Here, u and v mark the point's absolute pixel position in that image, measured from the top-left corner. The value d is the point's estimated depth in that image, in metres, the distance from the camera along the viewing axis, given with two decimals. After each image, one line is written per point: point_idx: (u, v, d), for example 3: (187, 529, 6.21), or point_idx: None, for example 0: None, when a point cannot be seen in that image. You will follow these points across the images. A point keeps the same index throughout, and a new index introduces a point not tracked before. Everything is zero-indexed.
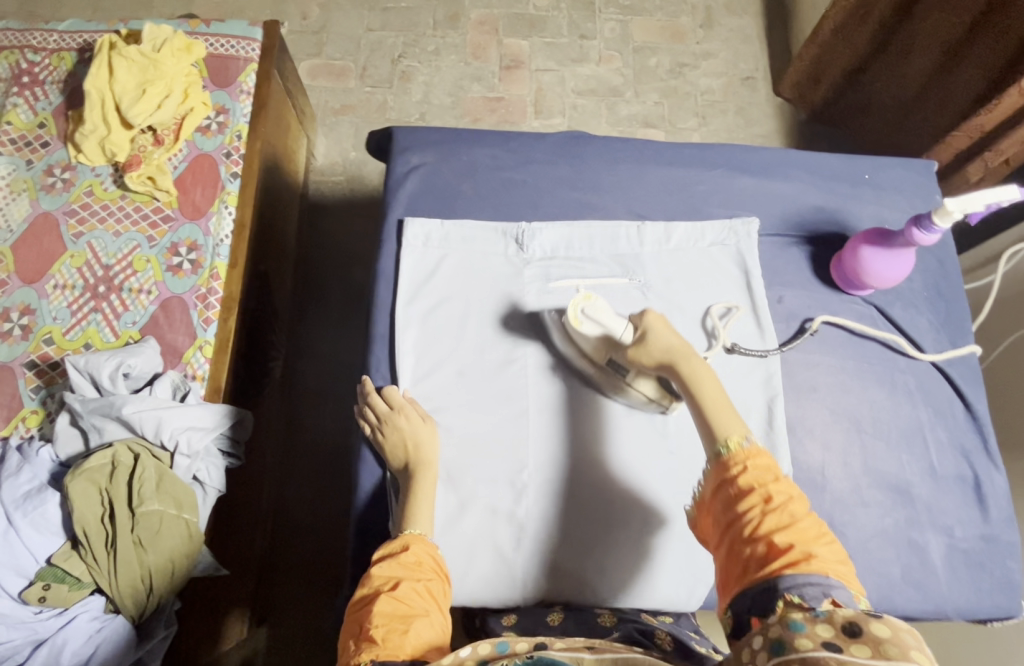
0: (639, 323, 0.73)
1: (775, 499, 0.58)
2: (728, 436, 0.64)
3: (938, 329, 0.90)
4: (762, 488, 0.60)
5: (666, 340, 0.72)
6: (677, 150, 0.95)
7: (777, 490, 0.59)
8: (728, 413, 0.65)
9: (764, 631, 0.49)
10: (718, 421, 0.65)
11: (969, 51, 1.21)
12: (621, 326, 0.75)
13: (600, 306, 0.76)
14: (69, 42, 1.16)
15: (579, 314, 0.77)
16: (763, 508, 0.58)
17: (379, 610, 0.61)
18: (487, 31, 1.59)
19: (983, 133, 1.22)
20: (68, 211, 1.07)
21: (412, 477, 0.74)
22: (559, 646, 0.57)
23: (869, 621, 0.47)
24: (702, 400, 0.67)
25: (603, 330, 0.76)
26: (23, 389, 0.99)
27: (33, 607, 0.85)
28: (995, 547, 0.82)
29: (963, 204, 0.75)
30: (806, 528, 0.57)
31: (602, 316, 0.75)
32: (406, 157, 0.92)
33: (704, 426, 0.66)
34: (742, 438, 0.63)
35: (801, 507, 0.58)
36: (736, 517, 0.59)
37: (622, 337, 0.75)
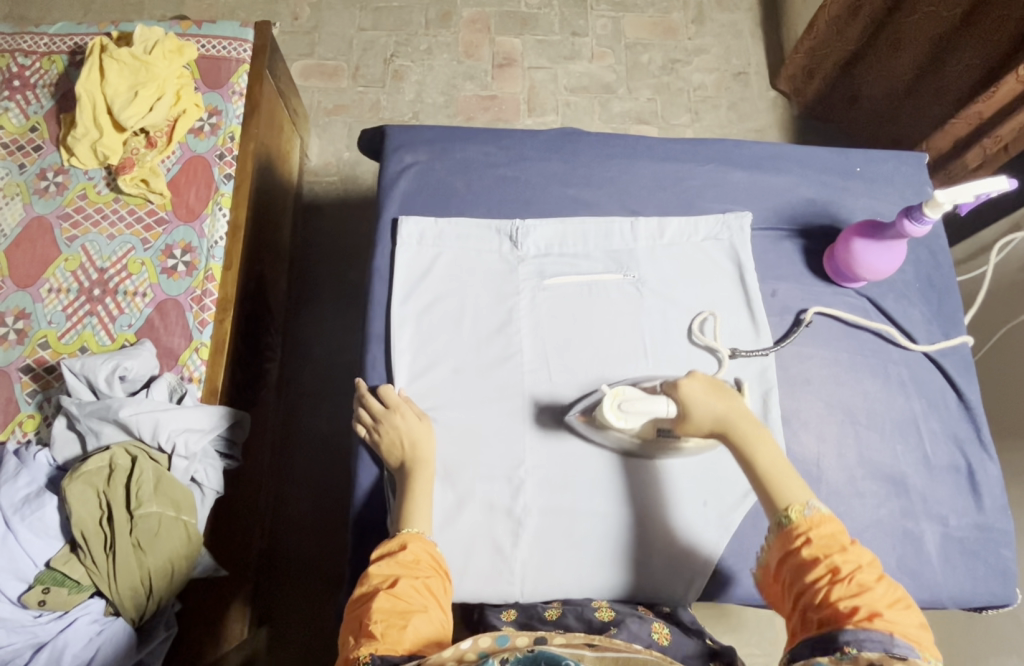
0: (679, 396, 0.71)
1: (842, 569, 0.60)
2: (789, 505, 0.66)
3: (931, 320, 0.90)
4: (828, 558, 0.61)
5: (711, 410, 0.70)
6: (669, 145, 0.95)
7: (845, 560, 0.61)
8: (790, 480, 0.68)
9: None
10: (781, 492, 0.67)
11: (964, 41, 1.20)
12: (662, 404, 0.72)
13: (631, 396, 0.74)
14: (60, 45, 1.16)
15: (617, 411, 0.74)
16: (830, 578, 0.60)
17: (378, 607, 0.62)
18: (479, 30, 1.59)
19: (982, 120, 1.22)
20: (61, 214, 1.07)
21: (409, 475, 0.74)
22: (558, 642, 0.58)
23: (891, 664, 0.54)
24: (759, 467, 0.69)
25: (648, 417, 0.73)
26: (19, 393, 0.99)
27: (32, 611, 0.84)
28: (989, 535, 0.83)
29: (953, 195, 0.76)
30: (877, 595, 0.59)
31: (641, 407, 0.73)
32: (400, 156, 0.92)
33: (765, 496, 0.68)
34: (803, 506, 0.65)
35: (870, 575, 0.60)
36: (804, 586, 0.61)
37: (668, 414, 0.72)
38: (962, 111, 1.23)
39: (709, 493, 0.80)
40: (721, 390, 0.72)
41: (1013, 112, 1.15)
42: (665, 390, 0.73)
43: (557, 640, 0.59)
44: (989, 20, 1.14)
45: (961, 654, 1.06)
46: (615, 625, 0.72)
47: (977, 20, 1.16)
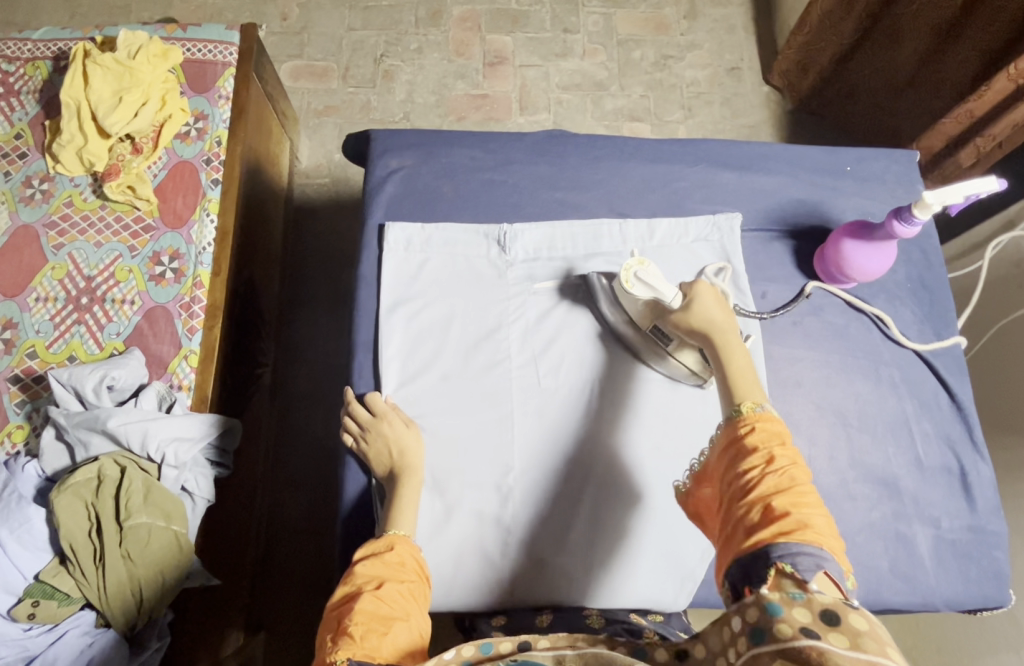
0: (689, 291, 0.73)
1: (778, 462, 0.56)
2: (742, 401, 0.63)
3: (923, 320, 0.90)
4: (766, 451, 0.57)
5: (707, 312, 0.71)
6: (658, 146, 0.94)
7: (781, 455, 0.57)
8: (751, 382, 0.64)
9: (743, 614, 0.50)
10: (738, 388, 0.63)
11: (964, 32, 1.18)
12: (672, 292, 0.77)
13: (654, 272, 0.78)
14: (43, 50, 1.15)
15: (631, 274, 0.78)
16: (765, 468, 0.56)
17: (360, 608, 0.61)
18: (470, 28, 1.58)
19: (972, 119, 1.19)
20: (48, 222, 1.06)
21: (397, 484, 0.74)
22: (542, 645, 0.56)
23: (846, 611, 0.47)
24: (727, 369, 0.66)
25: (653, 294, 0.77)
26: (8, 404, 0.98)
27: (22, 624, 0.84)
28: (982, 537, 0.82)
29: (942, 195, 0.75)
30: (806, 493, 0.55)
31: (654, 280, 0.77)
32: (385, 161, 0.91)
33: (726, 392, 0.64)
34: (755, 404, 0.62)
35: (803, 474, 0.57)
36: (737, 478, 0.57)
37: (671, 303, 0.76)
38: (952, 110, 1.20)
39: None
40: (729, 311, 0.72)
41: (1006, 110, 1.13)
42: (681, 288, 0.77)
43: (541, 643, 0.57)
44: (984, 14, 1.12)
45: (956, 652, 1.06)
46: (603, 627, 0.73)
47: (977, 11, 1.13)
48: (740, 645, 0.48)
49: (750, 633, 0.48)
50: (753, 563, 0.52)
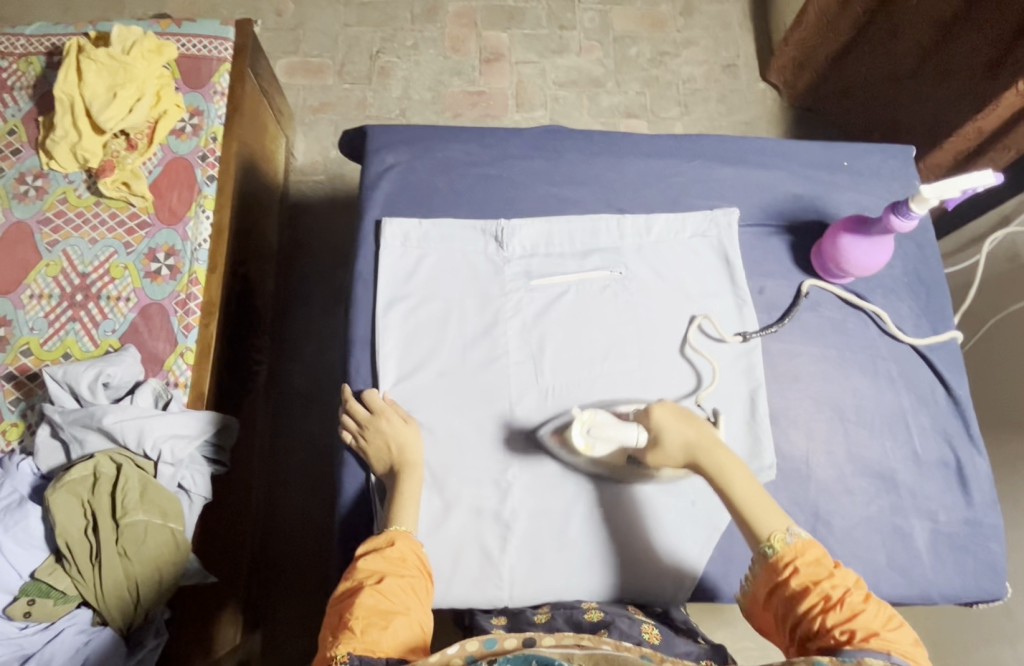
0: (650, 424, 0.72)
1: (834, 595, 0.61)
2: (770, 534, 0.66)
3: (919, 314, 0.90)
4: (818, 586, 0.62)
5: (682, 435, 0.72)
6: (655, 141, 0.94)
7: (833, 585, 0.62)
8: (765, 510, 0.68)
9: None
10: (760, 521, 0.67)
11: (967, 24, 1.17)
12: (633, 432, 0.72)
13: (603, 421, 0.72)
14: (36, 46, 1.14)
15: (587, 439, 0.72)
16: (824, 605, 0.61)
17: (361, 603, 0.61)
18: (466, 24, 1.58)
19: (982, 133, 1.21)
20: (42, 219, 1.06)
21: (397, 479, 0.74)
22: (548, 642, 0.58)
23: None
24: (735, 498, 0.69)
25: (615, 442, 0.72)
26: (2, 401, 0.97)
27: (18, 622, 0.83)
28: (979, 530, 0.82)
29: (939, 190, 0.75)
30: (869, 618, 0.60)
31: (609, 433, 0.72)
32: (382, 156, 0.91)
33: (746, 529, 0.68)
34: (784, 534, 0.66)
35: (859, 597, 0.61)
36: (800, 616, 0.62)
37: (638, 441, 0.72)
38: (960, 128, 1.22)
39: (697, 493, 0.80)
40: (689, 417, 0.74)
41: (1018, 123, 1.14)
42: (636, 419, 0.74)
43: (546, 641, 0.58)
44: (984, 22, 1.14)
45: (953, 646, 1.06)
46: (606, 626, 0.71)
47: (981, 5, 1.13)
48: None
49: None
50: None
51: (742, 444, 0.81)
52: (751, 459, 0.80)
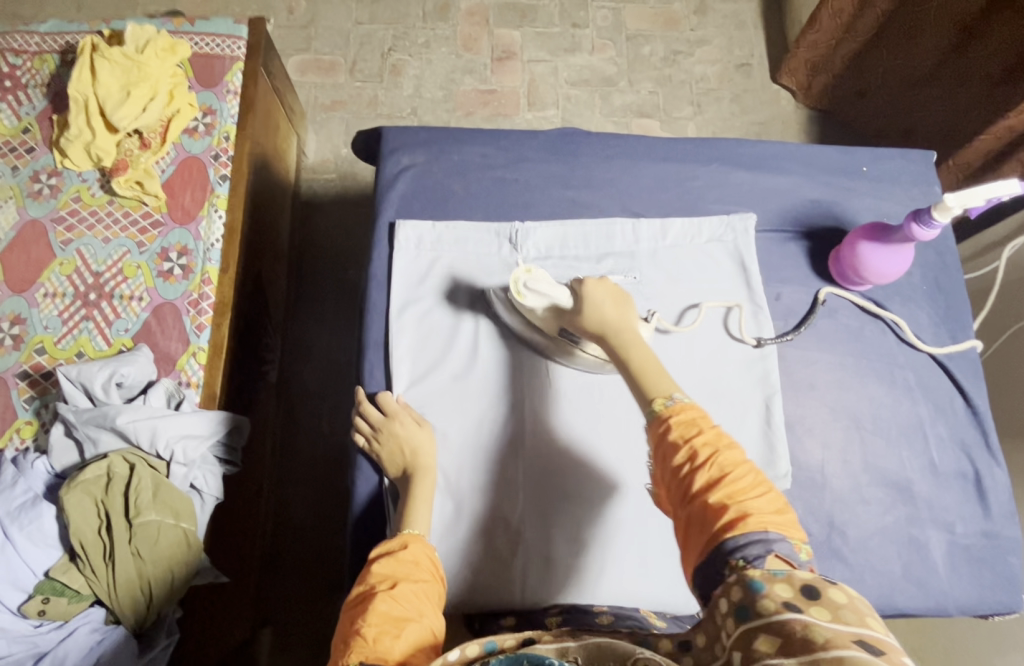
0: (577, 290, 0.75)
1: (704, 456, 0.57)
2: (655, 397, 0.63)
3: (938, 323, 0.89)
4: (691, 447, 0.58)
5: (599, 310, 0.72)
6: (671, 145, 0.94)
7: (705, 446, 0.58)
8: (659, 377, 0.65)
9: (728, 594, 0.51)
10: (650, 386, 0.65)
11: (990, 25, 1.16)
12: (563, 294, 0.77)
13: (541, 277, 0.78)
14: (50, 43, 1.14)
15: (520, 288, 0.78)
16: (693, 467, 0.57)
17: (375, 609, 0.61)
18: (478, 22, 1.57)
19: (1010, 134, 1.18)
20: (56, 218, 1.06)
21: (410, 483, 0.74)
22: (545, 639, 0.56)
23: (826, 586, 0.49)
24: (630, 368, 0.67)
25: (547, 300, 0.77)
26: (16, 400, 0.98)
27: (32, 620, 0.84)
28: (996, 542, 0.82)
29: (962, 199, 0.74)
30: (740, 481, 0.55)
31: (543, 286, 0.77)
32: (397, 158, 0.90)
33: (638, 392, 0.66)
34: (666, 398, 0.63)
35: (732, 459, 0.57)
36: (674, 482, 0.58)
37: (563, 303, 0.77)
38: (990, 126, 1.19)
39: None
40: (621, 300, 0.74)
41: None
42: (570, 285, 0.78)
43: (544, 637, 0.56)
44: (1008, 24, 1.13)
45: (966, 655, 1.05)
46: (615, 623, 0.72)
47: (1006, 6, 1.11)
48: (729, 627, 0.50)
49: (735, 612, 0.50)
50: (714, 566, 0.53)
51: (758, 450, 0.80)
52: (766, 465, 0.79)
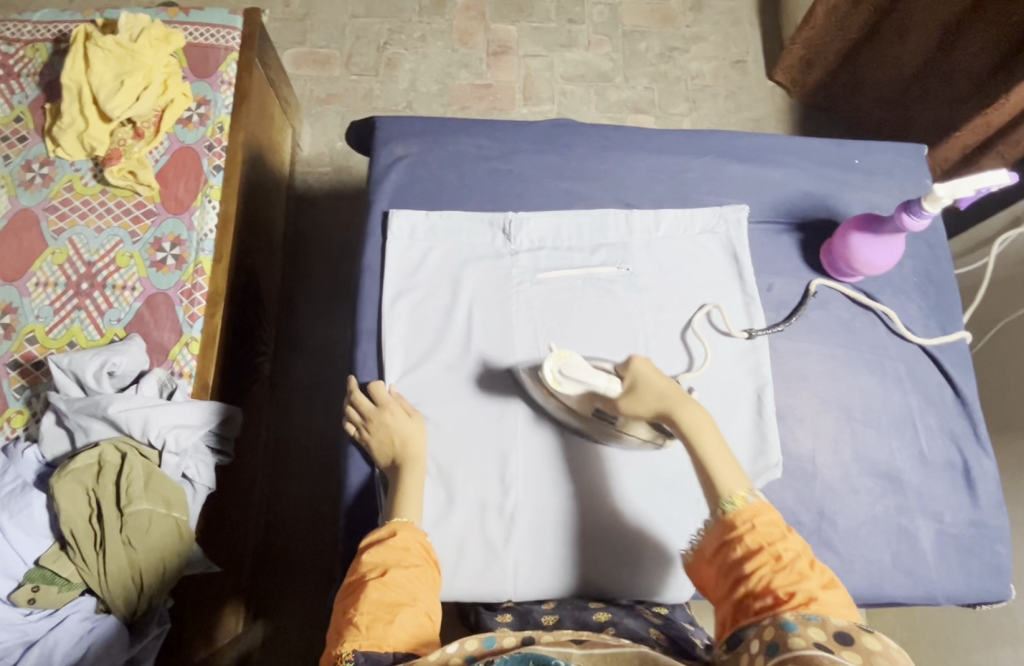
0: (627, 373, 0.71)
1: (785, 557, 0.61)
2: (733, 492, 0.66)
3: (928, 315, 0.90)
4: (770, 547, 0.62)
5: (658, 386, 0.71)
6: (665, 136, 0.94)
7: (784, 548, 0.62)
8: (729, 470, 0.67)
9: (761, 635, 0.56)
10: (721, 480, 0.67)
11: (975, 25, 1.17)
12: (603, 379, 0.72)
13: (577, 362, 0.73)
14: (44, 32, 1.13)
15: (556, 374, 0.73)
16: (773, 565, 0.61)
17: (367, 597, 0.61)
18: (474, 17, 1.57)
19: (989, 129, 1.21)
20: (48, 207, 1.05)
21: (399, 472, 0.74)
22: (545, 639, 0.58)
23: (859, 633, 0.54)
24: (703, 454, 0.68)
25: (585, 387, 0.72)
26: (7, 388, 0.97)
27: (22, 609, 0.83)
28: (985, 532, 0.82)
29: (952, 189, 0.75)
30: (813, 581, 0.59)
31: (580, 372, 0.72)
32: (391, 148, 0.90)
33: (708, 485, 0.67)
34: (746, 494, 0.66)
35: (807, 564, 0.61)
36: (746, 574, 0.61)
37: (608, 390, 0.72)
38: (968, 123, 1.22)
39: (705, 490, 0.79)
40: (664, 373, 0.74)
41: None
42: (616, 368, 0.73)
43: (545, 637, 0.58)
44: (989, 23, 1.14)
45: (954, 647, 1.06)
46: (613, 625, 0.71)
47: (991, 6, 1.12)
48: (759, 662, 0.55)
49: (766, 649, 0.55)
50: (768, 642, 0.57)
51: (751, 441, 0.80)
52: (758, 455, 0.80)
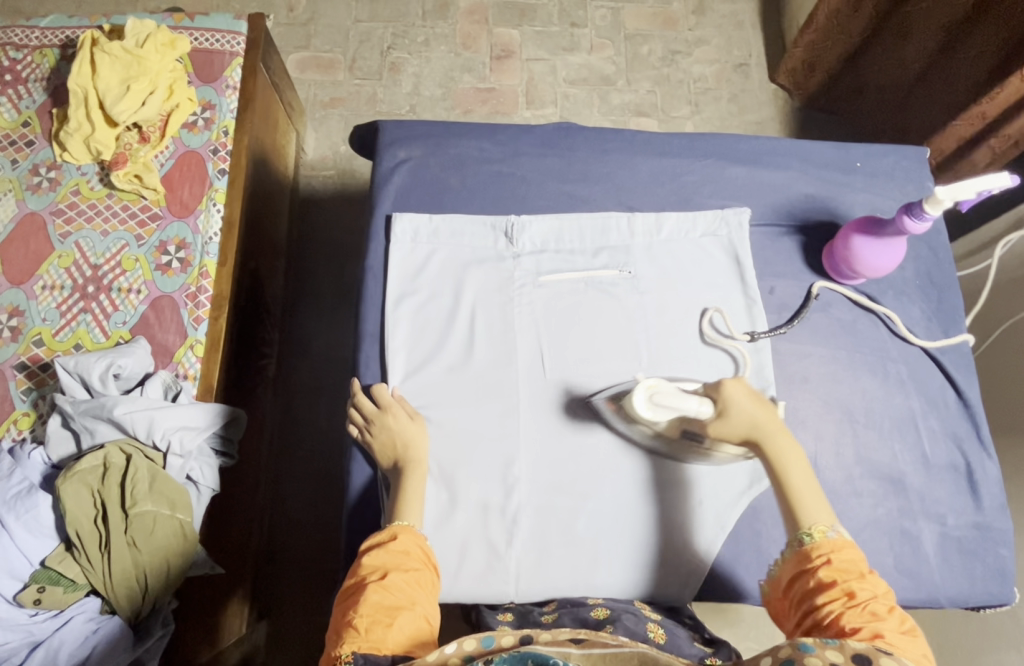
0: (718, 396, 0.71)
1: (859, 595, 0.60)
2: (812, 525, 0.66)
3: (930, 317, 0.90)
4: (845, 583, 0.61)
5: (749, 414, 0.71)
6: (666, 139, 0.94)
7: (861, 587, 0.60)
8: (816, 502, 0.68)
9: (773, 653, 0.54)
10: (804, 510, 0.67)
11: (977, 28, 1.17)
12: (694, 403, 0.71)
13: (666, 390, 0.71)
14: (51, 38, 1.15)
15: (647, 401, 0.72)
16: (845, 601, 0.60)
17: (366, 600, 0.61)
18: (477, 21, 1.58)
19: (985, 120, 1.20)
20: (55, 211, 1.06)
21: (401, 474, 0.74)
22: (544, 639, 0.57)
23: (877, 657, 0.54)
24: (787, 484, 0.69)
25: (676, 412, 0.71)
26: (14, 391, 0.98)
27: (28, 610, 0.84)
28: (988, 535, 0.82)
29: (954, 192, 0.75)
30: (886, 623, 0.58)
31: (672, 400, 0.71)
32: (394, 151, 0.91)
33: (788, 514, 0.68)
34: (826, 528, 0.65)
35: (883, 607, 0.59)
36: (816, 606, 0.61)
37: (697, 413, 0.71)
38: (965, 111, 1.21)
39: (707, 492, 0.79)
40: (762, 402, 0.73)
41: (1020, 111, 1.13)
42: (704, 390, 0.73)
43: (543, 637, 0.58)
44: (990, 25, 1.14)
45: (958, 650, 1.06)
46: (611, 622, 0.69)
47: (992, 7, 1.12)
48: None
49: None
50: None
51: None
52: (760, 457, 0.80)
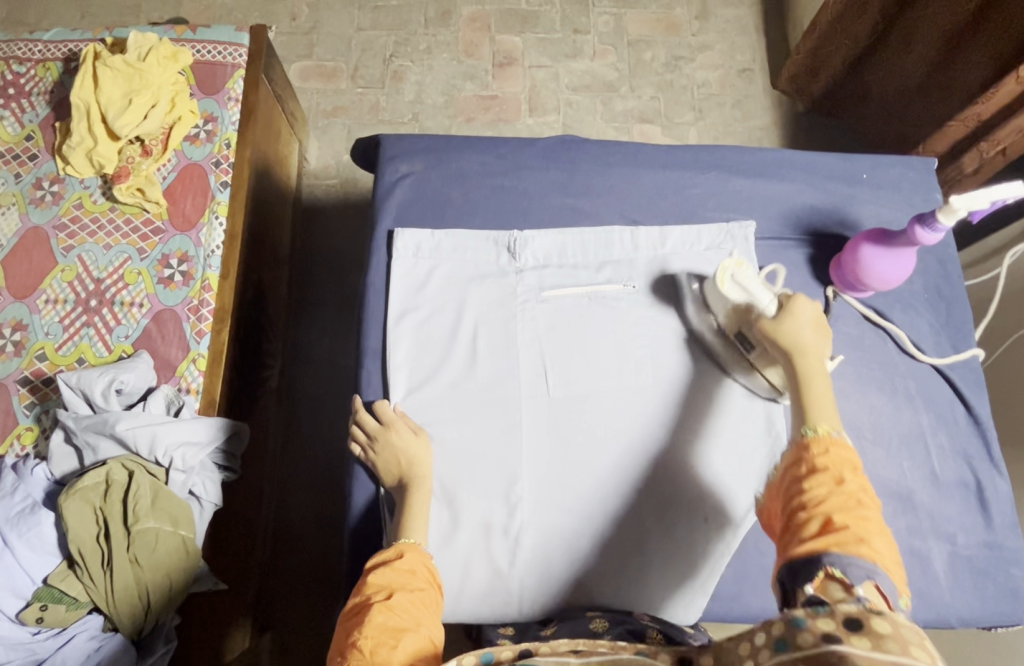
0: (786, 301, 0.72)
1: (848, 482, 0.56)
2: (818, 423, 0.62)
3: (939, 332, 0.88)
4: (837, 474, 0.57)
5: (800, 333, 0.70)
6: (670, 151, 0.93)
7: (852, 478, 0.57)
8: (829, 412, 0.64)
9: (768, 629, 0.48)
10: (814, 410, 0.64)
11: (977, 36, 1.16)
12: (767, 297, 0.75)
13: (752, 276, 0.76)
14: (54, 51, 1.14)
15: (727, 275, 0.77)
16: (833, 491, 0.56)
17: (371, 621, 0.60)
18: (479, 28, 1.57)
19: (980, 121, 1.22)
20: (57, 224, 1.06)
21: (406, 491, 0.74)
22: (543, 653, 0.56)
23: (870, 616, 0.46)
24: (806, 392, 0.66)
25: (747, 297, 0.75)
26: (17, 406, 0.98)
27: (31, 628, 0.84)
28: (998, 553, 0.81)
29: (969, 201, 0.74)
30: (872, 519, 0.54)
31: (752, 283, 0.76)
32: (395, 165, 0.90)
33: (797, 412, 0.64)
34: (831, 429, 0.62)
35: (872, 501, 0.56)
36: (802, 495, 0.57)
37: (763, 307, 0.74)
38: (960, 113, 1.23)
39: (714, 508, 0.78)
40: (822, 332, 0.71)
41: (1014, 114, 1.15)
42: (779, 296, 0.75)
43: (542, 651, 0.57)
44: (990, 33, 1.14)
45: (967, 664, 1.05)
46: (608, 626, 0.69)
47: (991, 15, 1.11)
48: (762, 657, 0.47)
49: (773, 645, 0.47)
50: (803, 569, 0.53)
51: (759, 459, 0.80)
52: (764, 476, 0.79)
